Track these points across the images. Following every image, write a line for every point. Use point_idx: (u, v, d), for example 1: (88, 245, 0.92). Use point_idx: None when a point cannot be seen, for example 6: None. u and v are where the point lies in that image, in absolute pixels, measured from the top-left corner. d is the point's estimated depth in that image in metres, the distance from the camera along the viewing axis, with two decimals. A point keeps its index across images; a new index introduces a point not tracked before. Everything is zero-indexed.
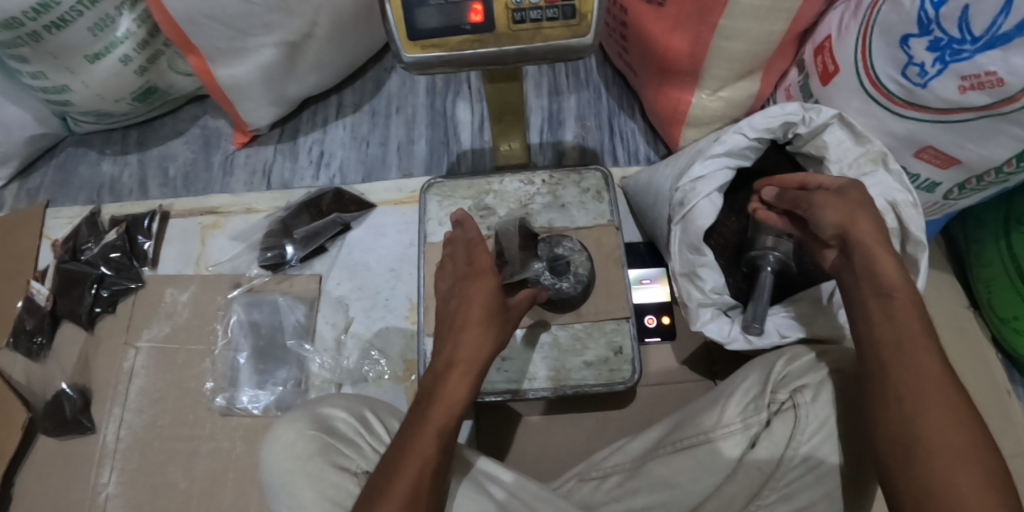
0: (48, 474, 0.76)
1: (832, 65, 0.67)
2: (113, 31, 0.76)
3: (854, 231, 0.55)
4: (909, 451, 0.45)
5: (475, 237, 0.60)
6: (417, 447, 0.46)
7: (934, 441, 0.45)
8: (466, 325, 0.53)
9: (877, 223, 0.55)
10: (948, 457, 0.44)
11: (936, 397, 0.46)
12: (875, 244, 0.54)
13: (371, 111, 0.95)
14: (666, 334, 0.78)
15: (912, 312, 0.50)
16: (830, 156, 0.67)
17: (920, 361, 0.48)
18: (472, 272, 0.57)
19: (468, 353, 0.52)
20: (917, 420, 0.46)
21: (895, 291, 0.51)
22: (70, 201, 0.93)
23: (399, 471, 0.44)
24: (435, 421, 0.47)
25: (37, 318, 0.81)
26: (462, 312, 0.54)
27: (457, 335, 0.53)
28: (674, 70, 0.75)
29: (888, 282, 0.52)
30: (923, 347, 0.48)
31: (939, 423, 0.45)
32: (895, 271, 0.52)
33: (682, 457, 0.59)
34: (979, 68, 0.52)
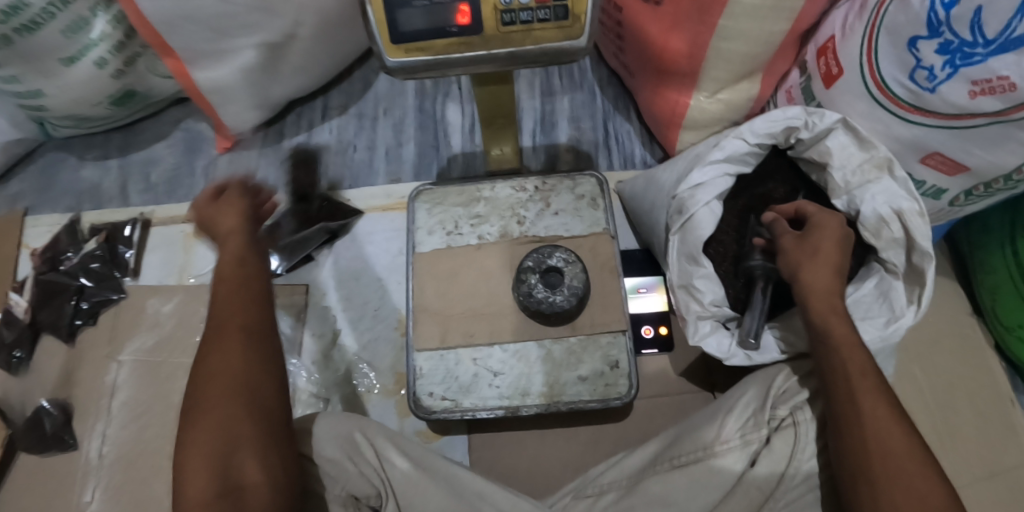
0: (27, 493, 0.74)
1: (835, 67, 0.65)
2: (87, 33, 0.73)
3: (804, 279, 0.57)
4: (874, 497, 0.47)
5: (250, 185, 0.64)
6: (230, 327, 0.52)
7: (895, 481, 0.47)
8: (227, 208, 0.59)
9: (832, 273, 0.57)
10: (911, 495, 0.47)
11: (891, 438, 0.49)
12: (823, 291, 0.56)
13: (358, 113, 0.92)
14: (663, 344, 0.76)
15: (856, 352, 0.53)
16: (833, 161, 0.65)
17: (871, 402, 0.50)
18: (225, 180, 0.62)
19: (233, 218, 0.58)
20: (875, 462, 0.48)
21: (835, 335, 0.54)
22: (50, 208, 0.90)
23: (220, 354, 0.50)
24: (234, 303, 0.53)
25: (16, 331, 0.79)
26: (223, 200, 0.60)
27: (218, 212, 0.59)
28: (671, 71, 0.73)
29: (832, 330, 0.54)
30: (869, 384, 0.51)
31: (898, 462, 0.48)
32: (835, 317, 0.55)
33: (679, 475, 0.57)
34: (991, 72, 0.50)
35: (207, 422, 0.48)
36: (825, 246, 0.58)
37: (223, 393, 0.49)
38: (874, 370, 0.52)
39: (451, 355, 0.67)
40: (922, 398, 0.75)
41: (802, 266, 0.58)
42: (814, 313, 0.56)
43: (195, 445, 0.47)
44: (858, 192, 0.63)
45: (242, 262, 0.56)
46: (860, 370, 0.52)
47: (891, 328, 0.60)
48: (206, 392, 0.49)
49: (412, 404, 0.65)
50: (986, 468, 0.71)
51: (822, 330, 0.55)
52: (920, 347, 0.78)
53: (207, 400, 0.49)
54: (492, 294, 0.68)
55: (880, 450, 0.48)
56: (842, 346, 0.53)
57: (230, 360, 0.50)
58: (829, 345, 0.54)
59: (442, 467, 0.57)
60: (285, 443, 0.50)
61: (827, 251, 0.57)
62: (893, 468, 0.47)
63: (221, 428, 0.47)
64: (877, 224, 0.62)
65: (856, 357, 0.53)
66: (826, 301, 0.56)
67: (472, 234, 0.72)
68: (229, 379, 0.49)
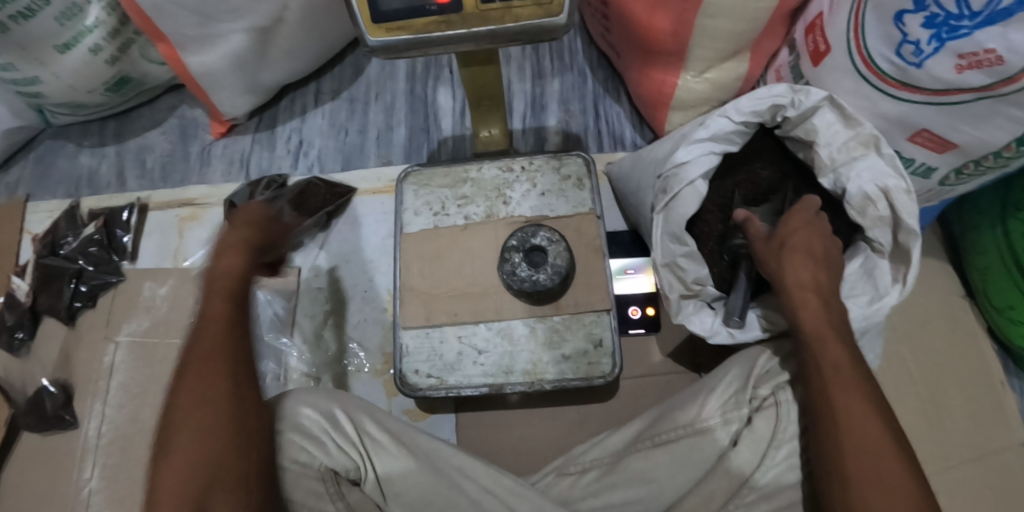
0: (30, 469, 0.76)
1: (823, 44, 0.64)
2: (81, 20, 0.74)
3: (784, 272, 0.55)
4: (846, 492, 0.47)
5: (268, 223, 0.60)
6: (197, 368, 0.49)
7: (866, 477, 0.46)
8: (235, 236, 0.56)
9: (809, 265, 0.55)
10: (886, 493, 0.45)
11: (865, 435, 0.48)
12: (801, 285, 0.54)
13: (349, 98, 0.93)
14: (651, 325, 0.76)
15: (837, 346, 0.52)
16: (819, 139, 0.64)
17: (846, 398, 0.49)
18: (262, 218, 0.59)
19: (240, 238, 0.56)
20: (847, 458, 0.47)
21: (815, 331, 0.52)
22: (50, 195, 0.92)
23: (186, 399, 0.48)
24: (210, 340, 0.50)
25: (17, 314, 0.80)
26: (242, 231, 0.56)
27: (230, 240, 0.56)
28: (657, 51, 0.72)
29: (802, 324, 0.53)
30: (848, 381, 0.50)
31: (872, 458, 0.47)
32: (814, 311, 0.53)
33: (661, 452, 0.57)
34: (977, 45, 0.49)
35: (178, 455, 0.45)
36: (800, 236, 0.56)
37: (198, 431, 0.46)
38: (851, 363, 0.51)
39: (436, 333, 0.67)
40: (912, 381, 0.74)
41: (782, 259, 0.56)
42: (789, 304, 0.54)
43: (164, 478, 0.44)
44: (844, 170, 0.63)
45: (234, 289, 0.53)
46: (835, 365, 0.51)
47: (875, 306, 0.59)
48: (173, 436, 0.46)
49: (399, 381, 0.66)
50: (974, 450, 0.71)
51: (795, 325, 0.54)
52: (911, 328, 0.77)
53: (184, 438, 0.46)
54: (477, 274, 0.69)
55: (852, 445, 0.48)
56: (817, 341, 0.52)
57: (196, 404, 0.47)
58: (801, 339, 0.53)
59: (424, 444, 0.57)
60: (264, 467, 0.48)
61: (796, 244, 0.56)
62: (864, 464, 0.47)
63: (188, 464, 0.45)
64: (863, 203, 0.61)
65: (832, 351, 0.51)
66: (803, 295, 0.54)
67: (459, 215, 0.72)
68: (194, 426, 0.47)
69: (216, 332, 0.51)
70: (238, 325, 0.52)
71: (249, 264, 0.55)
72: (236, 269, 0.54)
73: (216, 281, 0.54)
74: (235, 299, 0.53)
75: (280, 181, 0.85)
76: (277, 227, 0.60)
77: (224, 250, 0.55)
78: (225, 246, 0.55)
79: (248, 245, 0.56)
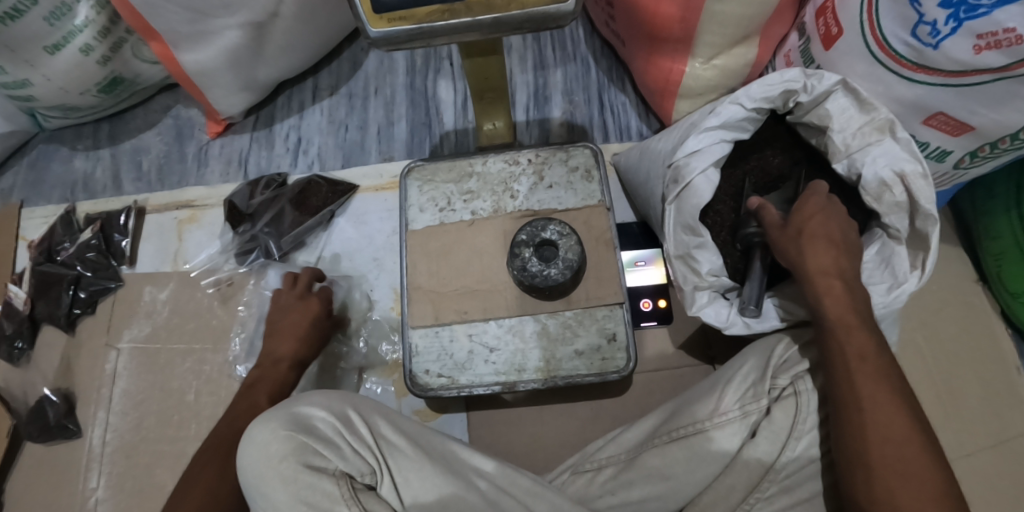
0: (34, 481, 0.75)
1: (835, 27, 0.62)
2: (70, 19, 0.71)
3: (805, 259, 0.54)
4: (869, 481, 0.46)
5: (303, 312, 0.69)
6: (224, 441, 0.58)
7: (891, 467, 0.45)
8: (286, 331, 0.67)
9: (831, 250, 0.54)
10: (910, 486, 0.45)
11: (890, 424, 0.47)
12: (822, 272, 0.53)
13: (348, 93, 0.91)
14: (662, 317, 0.75)
15: (863, 336, 0.50)
16: (833, 125, 0.62)
17: (872, 387, 0.48)
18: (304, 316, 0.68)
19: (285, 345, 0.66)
20: (873, 447, 0.46)
21: (839, 319, 0.51)
22: (44, 200, 0.90)
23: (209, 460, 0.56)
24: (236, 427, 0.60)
25: (15, 322, 0.79)
26: (285, 325, 0.68)
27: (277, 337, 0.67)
28: (664, 38, 0.70)
29: (826, 312, 0.52)
30: (874, 370, 0.49)
31: (896, 450, 0.46)
32: (838, 299, 0.52)
33: (678, 447, 0.56)
34: (996, 24, 0.47)
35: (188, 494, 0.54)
36: (817, 223, 0.56)
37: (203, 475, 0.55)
38: (877, 352, 0.50)
39: (445, 332, 0.66)
40: (929, 369, 0.73)
41: (802, 246, 0.55)
42: (811, 290, 0.53)
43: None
44: (859, 155, 0.61)
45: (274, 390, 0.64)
46: (860, 354, 0.50)
47: (894, 294, 0.58)
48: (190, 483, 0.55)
49: (408, 381, 0.65)
50: (991, 437, 0.70)
51: (819, 313, 0.53)
52: (925, 316, 0.76)
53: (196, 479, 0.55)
54: (485, 270, 0.68)
55: (878, 434, 0.46)
56: (840, 326, 0.51)
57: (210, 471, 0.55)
58: (824, 327, 0.52)
59: (441, 443, 0.57)
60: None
61: (814, 231, 0.55)
62: (890, 454, 0.46)
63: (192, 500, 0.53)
64: (879, 189, 0.60)
65: (855, 338, 0.50)
66: (826, 282, 0.53)
67: (465, 210, 0.71)
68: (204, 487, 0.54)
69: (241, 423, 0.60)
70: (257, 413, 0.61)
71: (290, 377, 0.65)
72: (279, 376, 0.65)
73: (267, 374, 0.65)
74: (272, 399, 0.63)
75: (279, 180, 0.84)
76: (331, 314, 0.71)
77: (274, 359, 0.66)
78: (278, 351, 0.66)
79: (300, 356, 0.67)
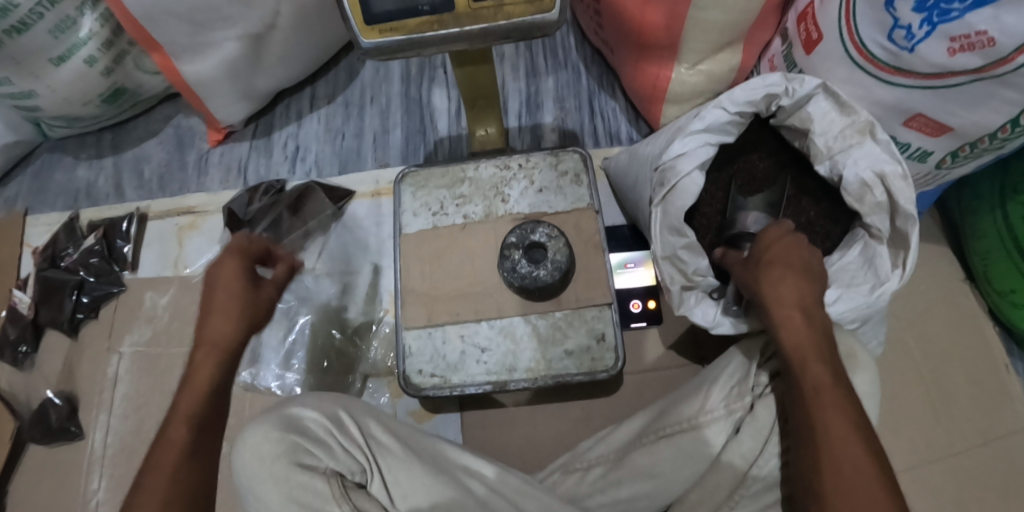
0: (37, 483, 0.76)
1: (815, 32, 0.64)
2: (75, 32, 0.74)
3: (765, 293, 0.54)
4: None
5: (230, 284, 0.51)
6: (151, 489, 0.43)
7: (843, 503, 0.44)
8: (214, 312, 0.51)
9: (791, 280, 0.53)
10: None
11: (845, 456, 0.46)
12: (783, 303, 0.52)
13: (345, 102, 0.93)
14: (652, 318, 0.77)
15: (819, 365, 0.49)
16: (815, 128, 0.64)
17: (826, 418, 0.47)
18: (233, 291, 0.51)
19: (212, 333, 0.50)
20: (826, 479, 0.46)
21: (795, 350, 0.50)
22: (48, 208, 0.92)
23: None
24: (165, 466, 0.44)
25: (19, 327, 0.81)
26: (209, 306, 0.51)
27: (203, 321, 0.51)
28: (651, 45, 0.72)
29: (784, 341, 0.51)
30: (832, 400, 0.48)
31: (847, 485, 0.45)
32: (798, 329, 0.51)
33: (666, 445, 0.57)
34: (969, 27, 0.49)
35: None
36: (776, 255, 0.55)
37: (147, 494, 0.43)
38: (834, 382, 0.48)
39: (438, 333, 0.67)
40: (917, 367, 0.74)
41: (761, 280, 0.54)
42: (772, 323, 0.52)
43: None
44: (841, 157, 0.63)
45: (199, 419, 0.47)
46: (816, 384, 0.48)
47: (877, 294, 0.59)
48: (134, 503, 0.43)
49: (402, 381, 0.66)
50: (980, 436, 0.71)
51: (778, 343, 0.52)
52: (913, 316, 0.77)
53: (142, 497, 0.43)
54: (477, 273, 0.69)
55: (832, 469, 0.46)
56: (799, 360, 0.50)
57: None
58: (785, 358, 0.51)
59: (431, 444, 0.58)
60: None
61: (776, 259, 0.54)
62: (842, 489, 0.45)
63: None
64: (860, 190, 0.61)
65: (812, 371, 0.49)
66: (786, 312, 0.52)
67: (457, 214, 0.72)
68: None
69: (170, 459, 0.45)
70: (212, 410, 0.48)
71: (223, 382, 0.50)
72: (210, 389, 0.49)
73: (191, 384, 0.49)
74: (203, 428, 0.47)
75: (277, 187, 0.85)
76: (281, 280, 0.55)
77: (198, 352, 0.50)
78: (204, 338, 0.50)
79: (231, 338, 0.50)
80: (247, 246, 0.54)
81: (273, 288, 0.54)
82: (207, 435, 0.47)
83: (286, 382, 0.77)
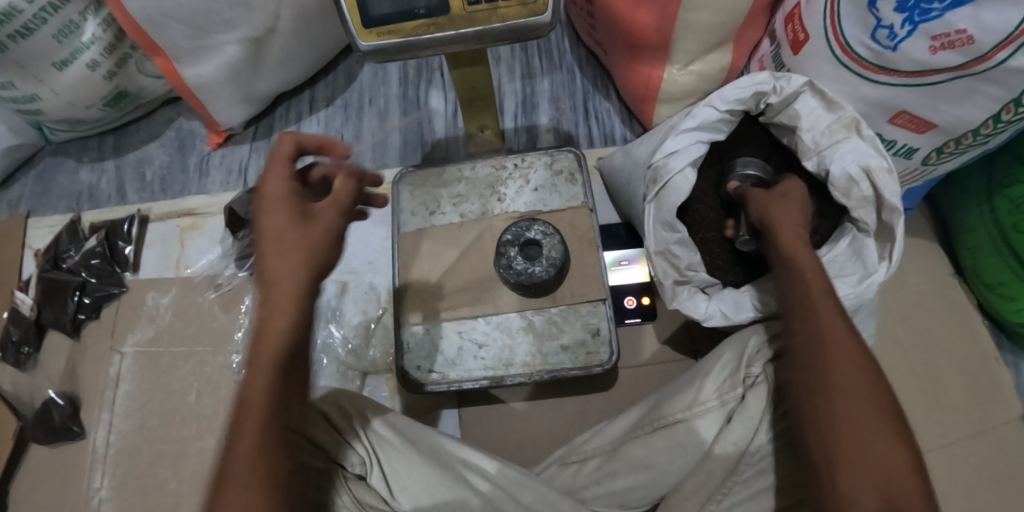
0: (39, 481, 0.77)
1: (802, 33, 0.65)
2: (78, 37, 0.75)
3: (776, 216, 0.58)
4: (829, 407, 0.47)
5: (283, 221, 0.45)
6: (240, 449, 0.41)
7: (849, 394, 0.47)
8: (272, 260, 0.44)
9: (797, 211, 0.59)
10: (864, 457, 0.45)
11: (848, 353, 0.48)
12: (793, 225, 0.57)
13: (344, 104, 0.94)
14: (646, 314, 0.78)
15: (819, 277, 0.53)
16: (803, 125, 0.66)
17: (831, 321, 0.50)
18: (288, 228, 0.45)
19: (277, 288, 0.44)
20: (833, 375, 0.48)
21: (801, 264, 0.54)
22: (51, 210, 0.93)
23: (230, 477, 0.41)
24: (250, 423, 0.42)
25: (22, 328, 0.81)
26: (266, 256, 0.45)
27: (263, 271, 0.45)
28: (643, 46, 0.74)
29: (792, 255, 0.55)
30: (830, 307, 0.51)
31: (852, 377, 0.48)
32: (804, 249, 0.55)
33: (660, 437, 0.58)
34: (949, 26, 0.50)
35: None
36: (790, 192, 0.61)
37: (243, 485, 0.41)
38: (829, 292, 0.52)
39: (436, 329, 0.69)
40: (908, 358, 0.76)
41: (771, 206, 0.59)
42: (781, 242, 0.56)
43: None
44: (828, 152, 0.64)
45: (274, 367, 0.43)
46: (820, 292, 0.52)
47: (865, 284, 0.61)
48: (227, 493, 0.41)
49: (401, 377, 0.67)
50: (971, 427, 0.72)
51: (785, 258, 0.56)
52: (903, 309, 0.78)
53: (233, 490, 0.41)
54: (474, 270, 0.70)
55: (836, 362, 0.48)
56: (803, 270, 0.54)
57: (238, 494, 0.40)
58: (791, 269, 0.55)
59: (429, 437, 0.58)
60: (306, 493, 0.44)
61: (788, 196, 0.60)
62: (848, 382, 0.47)
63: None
64: (847, 185, 0.63)
65: (814, 281, 0.53)
66: (793, 232, 0.57)
67: (454, 213, 0.74)
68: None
69: (253, 417, 0.42)
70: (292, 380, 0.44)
71: (304, 322, 0.44)
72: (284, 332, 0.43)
73: (256, 361, 0.43)
74: (278, 377, 0.43)
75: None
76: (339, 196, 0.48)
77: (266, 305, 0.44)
78: (268, 286, 0.44)
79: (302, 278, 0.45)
80: (286, 174, 0.48)
81: (333, 212, 0.48)
82: (283, 384, 0.43)
83: None
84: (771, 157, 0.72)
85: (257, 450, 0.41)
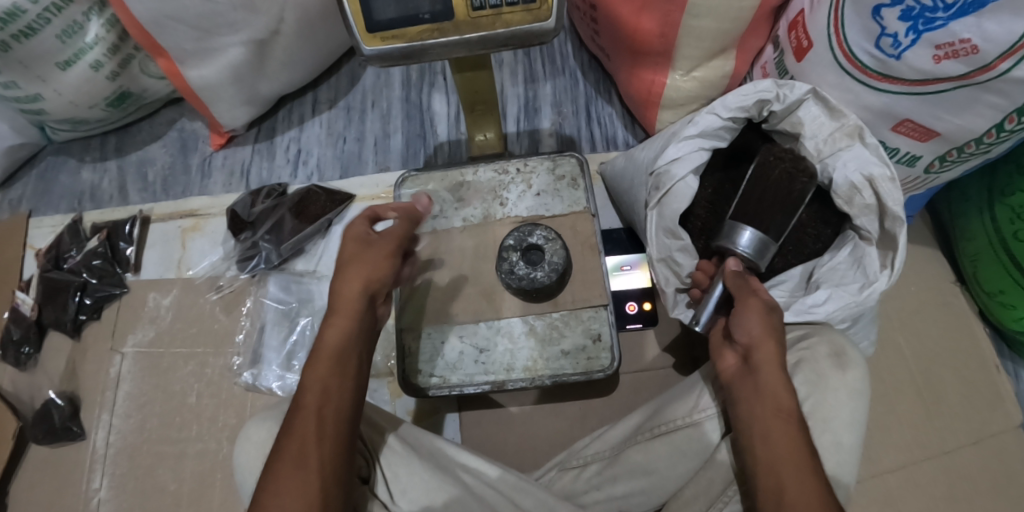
0: (39, 482, 0.77)
1: (806, 40, 0.65)
2: (82, 37, 0.75)
3: (759, 348, 0.52)
4: None
5: (357, 245, 0.54)
6: (297, 430, 0.48)
7: None
8: (347, 275, 0.52)
9: (773, 343, 0.52)
10: None
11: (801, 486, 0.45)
12: (774, 366, 0.51)
13: (346, 107, 0.94)
14: (647, 320, 0.78)
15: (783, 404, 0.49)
16: (805, 132, 0.66)
17: (788, 450, 0.47)
18: (358, 251, 0.53)
19: (349, 292, 0.52)
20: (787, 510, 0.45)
21: (779, 411, 0.49)
22: (52, 210, 0.93)
23: (282, 451, 0.47)
24: (309, 408, 0.48)
25: (23, 328, 0.81)
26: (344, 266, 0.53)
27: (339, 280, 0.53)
28: (646, 52, 0.74)
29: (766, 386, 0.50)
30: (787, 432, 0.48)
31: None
32: (785, 392, 0.50)
33: (661, 443, 0.57)
34: (953, 35, 0.50)
35: (284, 482, 0.45)
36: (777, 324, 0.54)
37: (294, 458, 0.46)
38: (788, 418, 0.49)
39: (437, 333, 0.69)
40: (907, 366, 0.76)
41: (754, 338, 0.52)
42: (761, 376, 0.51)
43: (282, 485, 0.45)
44: (831, 160, 0.65)
45: (332, 363, 0.51)
46: (776, 416, 0.49)
47: (865, 292, 0.61)
48: (276, 466, 0.46)
49: (402, 381, 0.67)
50: (970, 435, 0.72)
51: (754, 401, 0.50)
52: (903, 316, 0.78)
53: (280, 464, 0.46)
54: (476, 274, 0.71)
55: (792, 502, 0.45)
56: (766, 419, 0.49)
57: (290, 464, 0.46)
58: (758, 411, 0.49)
59: (432, 442, 0.58)
60: (345, 476, 0.48)
61: (772, 321, 0.54)
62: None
63: (303, 485, 0.45)
64: (850, 192, 0.63)
65: (776, 426, 0.48)
66: (768, 372, 0.51)
67: (456, 217, 0.74)
68: (294, 489, 0.45)
69: (311, 401, 0.49)
70: (344, 365, 0.51)
71: (361, 326, 0.53)
72: (343, 334, 0.51)
73: (321, 351, 0.51)
74: (334, 373, 0.51)
75: (280, 190, 0.87)
76: (401, 236, 0.55)
77: (338, 305, 0.52)
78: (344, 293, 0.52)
79: (366, 289, 0.52)
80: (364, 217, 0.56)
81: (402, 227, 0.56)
82: (338, 378, 0.51)
83: (285, 381, 0.79)
84: (782, 235, 0.62)
85: (311, 431, 0.47)
